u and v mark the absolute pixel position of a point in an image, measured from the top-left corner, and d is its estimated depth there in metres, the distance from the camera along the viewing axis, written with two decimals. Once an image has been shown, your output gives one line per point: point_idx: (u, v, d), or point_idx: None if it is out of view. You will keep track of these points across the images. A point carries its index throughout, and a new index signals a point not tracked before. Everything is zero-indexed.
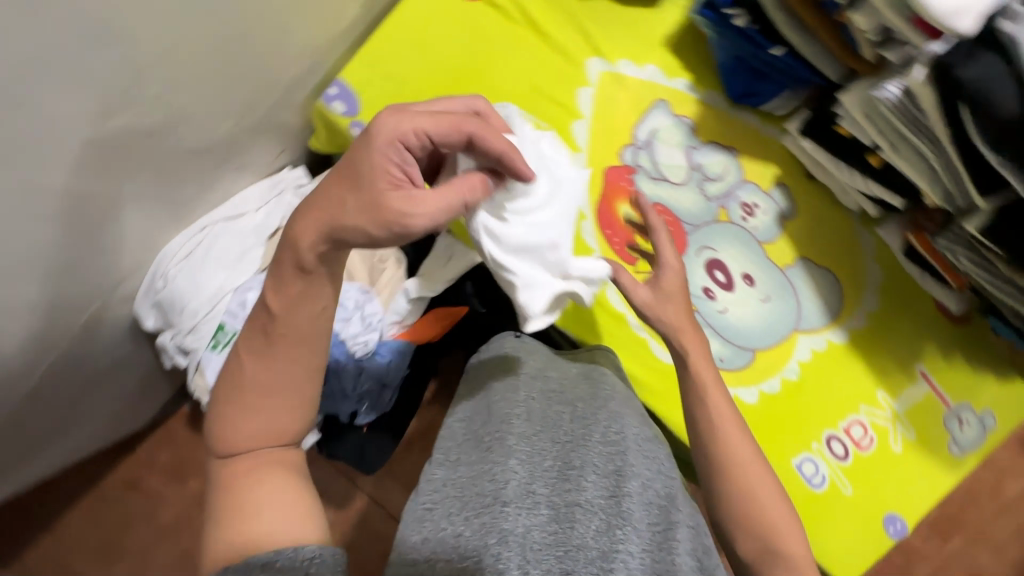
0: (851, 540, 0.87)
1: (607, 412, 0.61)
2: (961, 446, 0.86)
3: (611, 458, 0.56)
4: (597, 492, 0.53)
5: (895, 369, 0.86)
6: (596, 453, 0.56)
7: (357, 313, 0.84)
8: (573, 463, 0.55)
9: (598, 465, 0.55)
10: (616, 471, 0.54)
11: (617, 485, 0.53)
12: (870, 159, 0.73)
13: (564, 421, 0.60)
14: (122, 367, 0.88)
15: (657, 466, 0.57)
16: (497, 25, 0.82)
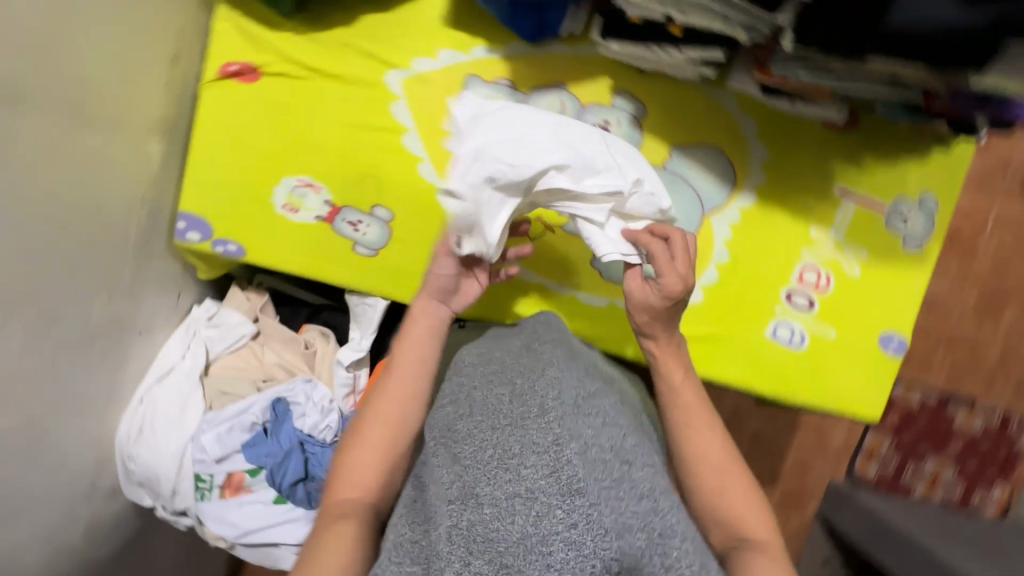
0: (857, 376, 0.86)
1: (545, 382, 0.59)
2: (916, 238, 0.84)
3: (551, 428, 0.53)
4: (540, 470, 0.51)
5: (815, 202, 0.84)
6: (536, 430, 0.54)
7: (310, 404, 0.88)
8: (512, 447, 0.54)
9: (541, 441, 0.53)
10: (558, 440, 0.52)
11: (558, 453, 0.51)
12: (672, 31, 0.72)
13: (504, 406, 0.60)
14: (153, 533, 0.97)
15: (604, 422, 0.56)
16: (288, 89, 0.81)
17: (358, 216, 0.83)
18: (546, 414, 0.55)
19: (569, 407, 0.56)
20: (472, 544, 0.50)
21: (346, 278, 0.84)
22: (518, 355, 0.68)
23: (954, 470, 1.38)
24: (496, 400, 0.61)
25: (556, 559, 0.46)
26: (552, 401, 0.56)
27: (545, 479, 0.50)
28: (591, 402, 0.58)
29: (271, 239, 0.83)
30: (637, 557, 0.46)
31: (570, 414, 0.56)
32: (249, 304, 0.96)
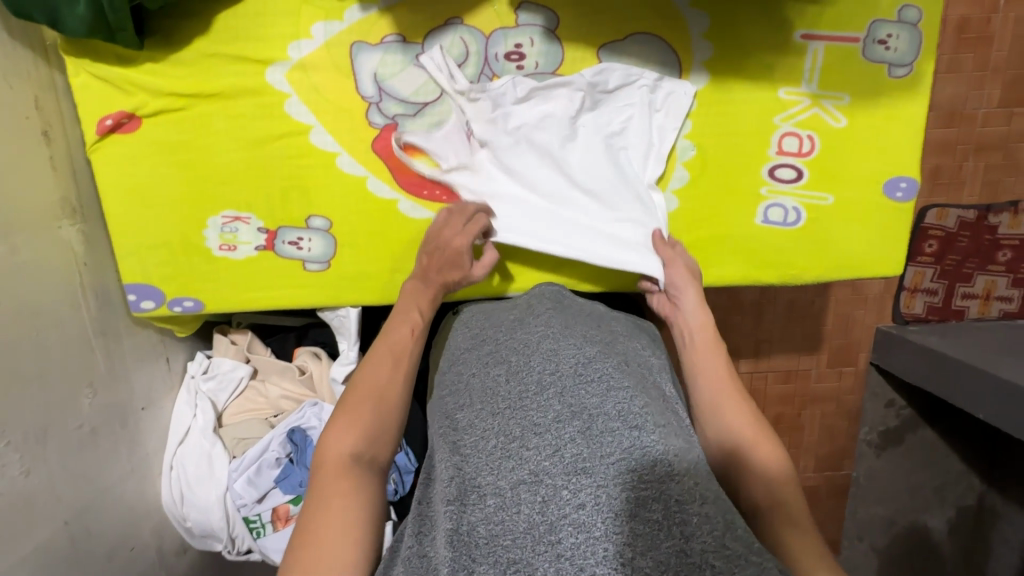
0: (868, 236, 0.78)
1: (540, 358, 0.60)
2: (904, 64, 0.72)
3: (551, 405, 0.54)
4: (542, 451, 0.50)
5: (778, 59, 0.72)
6: (541, 415, 0.54)
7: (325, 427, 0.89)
8: (514, 431, 0.54)
9: (541, 422, 0.53)
10: (558, 417, 0.53)
11: (559, 434, 0.51)
12: None
13: (502, 389, 0.59)
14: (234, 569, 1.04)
15: (606, 389, 0.54)
16: (175, 126, 0.74)
17: (296, 233, 0.78)
18: (543, 391, 0.56)
19: (565, 380, 0.56)
20: (473, 549, 0.47)
21: (309, 298, 0.81)
22: (511, 335, 0.66)
23: (1008, 281, 1.29)
24: (494, 384, 0.60)
25: (565, 544, 0.44)
26: (548, 377, 0.57)
27: (548, 460, 0.49)
28: (591, 371, 0.56)
29: (222, 283, 0.80)
30: (649, 531, 0.43)
31: (572, 390, 0.55)
32: (236, 346, 0.95)
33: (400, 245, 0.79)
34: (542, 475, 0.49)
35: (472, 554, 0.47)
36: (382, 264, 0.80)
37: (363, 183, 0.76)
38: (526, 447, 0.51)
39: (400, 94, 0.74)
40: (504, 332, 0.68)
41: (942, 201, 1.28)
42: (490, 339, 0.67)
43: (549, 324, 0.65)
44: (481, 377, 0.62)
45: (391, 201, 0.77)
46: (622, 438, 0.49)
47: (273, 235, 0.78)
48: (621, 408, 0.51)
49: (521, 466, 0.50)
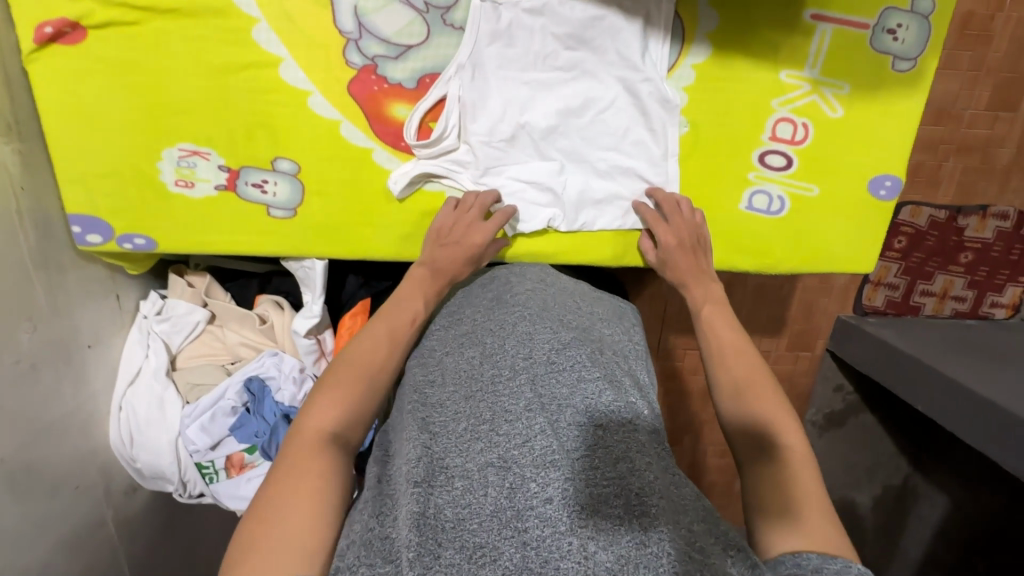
0: (848, 229, 0.78)
1: (514, 343, 0.59)
2: (907, 58, 0.70)
3: (523, 394, 0.53)
4: (512, 438, 0.50)
5: (783, 38, 0.69)
6: (512, 401, 0.53)
7: (284, 377, 0.86)
8: (484, 417, 0.53)
9: (512, 409, 0.52)
10: (529, 406, 0.52)
11: (530, 424, 0.51)
12: None
13: (476, 373, 0.58)
14: (185, 509, 1.03)
15: (576, 379, 0.54)
16: (127, 42, 0.66)
17: (259, 175, 0.73)
18: (515, 377, 0.55)
19: (538, 369, 0.56)
20: (439, 533, 0.45)
21: (272, 245, 0.76)
22: (487, 315, 0.65)
23: (964, 282, 1.35)
24: (468, 367, 0.59)
25: (532, 534, 0.44)
26: (521, 362, 0.57)
27: (518, 449, 0.49)
28: (563, 360, 0.56)
29: (178, 222, 0.74)
30: (611, 525, 0.44)
31: (543, 379, 0.55)
32: (193, 290, 0.90)
33: (373, 198, 0.75)
34: (511, 463, 0.48)
35: (438, 538, 0.45)
36: (350, 215, 0.75)
37: (336, 127, 0.71)
38: (496, 434, 0.51)
39: (381, 34, 0.68)
40: (481, 313, 0.65)
41: (917, 198, 1.30)
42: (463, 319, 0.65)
43: (525, 307, 0.64)
44: (454, 357, 0.61)
45: (366, 149, 0.72)
46: (589, 434, 0.50)
47: (234, 175, 0.73)
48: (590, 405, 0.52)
49: (490, 452, 0.50)
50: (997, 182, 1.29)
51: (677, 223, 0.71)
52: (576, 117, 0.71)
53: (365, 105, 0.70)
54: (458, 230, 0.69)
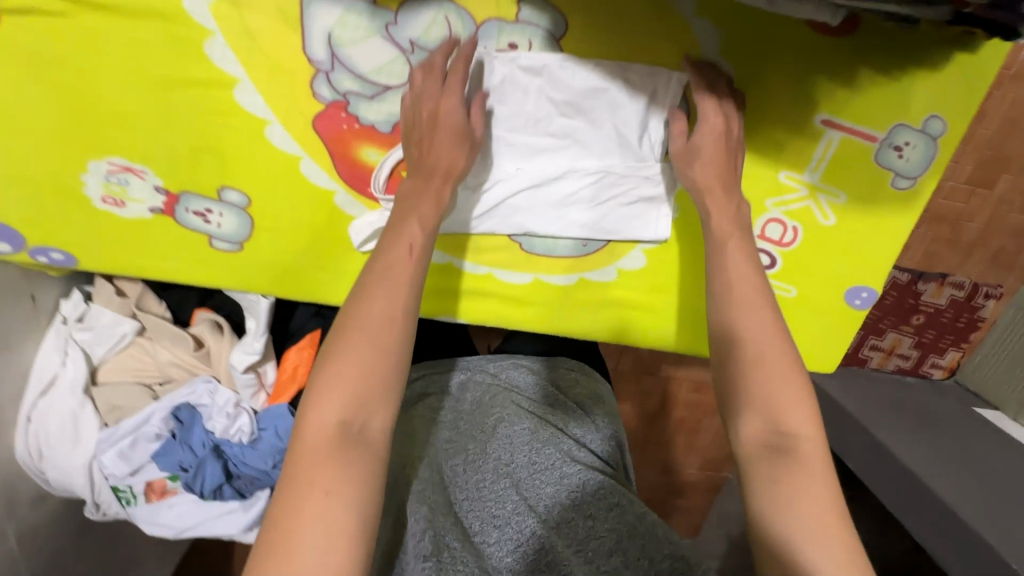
0: (817, 331, 0.77)
1: (499, 447, 0.60)
2: (908, 176, 0.67)
3: (510, 497, 0.55)
4: (504, 543, 0.51)
5: (788, 138, 0.65)
6: (501, 504, 0.54)
7: (216, 408, 0.80)
8: (472, 523, 0.54)
9: (500, 513, 0.54)
10: (516, 508, 0.54)
11: (521, 528, 0.52)
12: None
13: (460, 481, 0.58)
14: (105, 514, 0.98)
15: (559, 478, 0.57)
16: (44, 34, 0.56)
17: (203, 204, 0.65)
18: (499, 479, 0.57)
19: (522, 471, 0.58)
20: None
21: (212, 277, 0.69)
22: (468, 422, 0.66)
23: (912, 341, 1.37)
24: (451, 473, 0.59)
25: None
26: (503, 466, 0.58)
27: (511, 555, 0.50)
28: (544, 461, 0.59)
29: (104, 241, 0.66)
30: None
31: (527, 480, 0.57)
32: (122, 299, 0.82)
33: (331, 242, 0.68)
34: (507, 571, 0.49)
35: None
36: (304, 257, 0.68)
37: (296, 163, 0.64)
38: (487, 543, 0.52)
39: (357, 70, 0.59)
40: (465, 421, 0.66)
41: None
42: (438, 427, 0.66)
43: (504, 409, 0.66)
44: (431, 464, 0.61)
45: (327, 190, 0.65)
46: (579, 530, 0.52)
47: (174, 199, 0.64)
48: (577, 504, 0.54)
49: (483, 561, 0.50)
50: (960, 254, 1.27)
51: (713, 106, 0.59)
52: (562, 184, 0.66)
53: (329, 140, 0.63)
54: (426, 105, 0.57)
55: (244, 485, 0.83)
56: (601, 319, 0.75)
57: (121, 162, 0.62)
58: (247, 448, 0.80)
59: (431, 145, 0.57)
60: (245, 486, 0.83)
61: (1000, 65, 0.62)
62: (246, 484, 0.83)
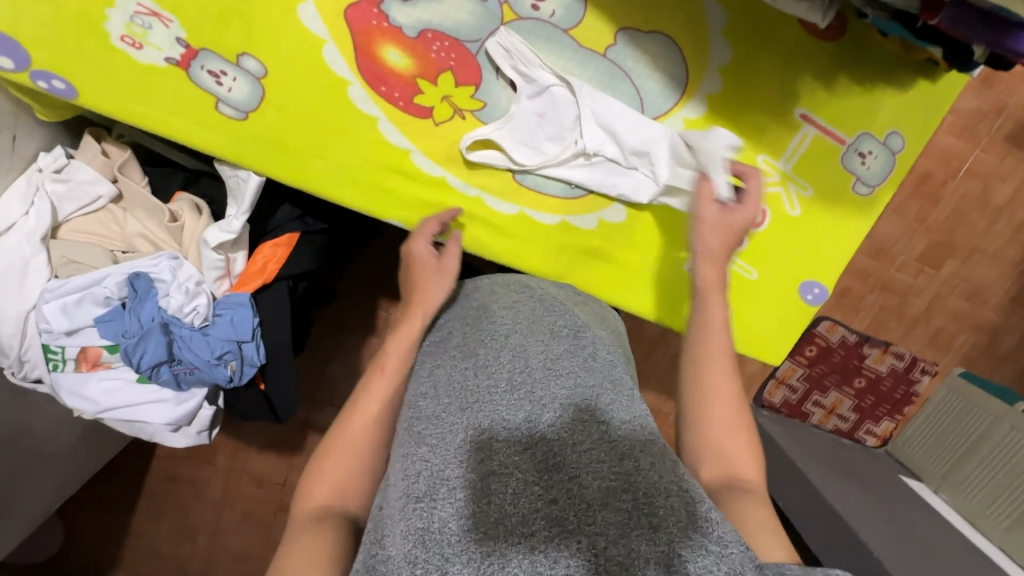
0: (771, 322, 0.81)
1: (508, 355, 0.56)
2: (869, 182, 0.75)
3: (521, 403, 0.50)
4: (512, 440, 0.47)
5: (769, 125, 0.72)
6: (508, 405, 0.50)
7: (173, 283, 0.77)
8: (479, 421, 0.49)
9: (509, 414, 0.49)
10: (528, 411, 0.49)
11: (531, 429, 0.48)
12: None
13: (470, 387, 0.54)
14: None
15: (573, 390, 0.52)
16: None
17: (219, 65, 0.67)
18: (511, 385, 0.53)
19: (533, 376, 0.53)
20: (443, 547, 0.40)
21: (208, 142, 0.69)
22: (477, 328, 0.62)
23: (850, 404, 1.49)
24: (461, 381, 0.55)
25: (539, 534, 0.40)
26: (517, 371, 0.54)
27: (519, 451, 0.46)
28: (560, 370, 0.54)
29: (109, 80, 0.66)
30: (619, 520, 0.40)
31: (538, 384, 0.52)
32: (106, 159, 0.80)
33: (333, 132, 0.70)
34: (513, 465, 0.45)
35: (444, 553, 0.40)
36: (304, 141, 0.70)
37: (320, 46, 0.67)
38: (496, 438, 0.47)
39: None
40: (472, 328, 0.63)
41: (835, 316, 1.46)
42: (454, 337, 0.63)
43: (516, 321, 0.62)
44: (445, 373, 0.58)
45: (343, 80, 0.68)
46: (592, 434, 0.47)
47: (191, 54, 0.66)
48: (589, 412, 0.49)
49: (488, 455, 0.46)
50: (905, 325, 1.47)
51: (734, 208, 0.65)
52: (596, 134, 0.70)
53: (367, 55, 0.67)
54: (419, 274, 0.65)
55: (182, 373, 0.80)
56: (575, 266, 0.78)
57: (149, 3, 0.64)
58: (197, 332, 0.79)
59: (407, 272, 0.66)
60: (184, 375, 0.80)
61: (953, 100, 0.72)
62: (185, 372, 0.80)
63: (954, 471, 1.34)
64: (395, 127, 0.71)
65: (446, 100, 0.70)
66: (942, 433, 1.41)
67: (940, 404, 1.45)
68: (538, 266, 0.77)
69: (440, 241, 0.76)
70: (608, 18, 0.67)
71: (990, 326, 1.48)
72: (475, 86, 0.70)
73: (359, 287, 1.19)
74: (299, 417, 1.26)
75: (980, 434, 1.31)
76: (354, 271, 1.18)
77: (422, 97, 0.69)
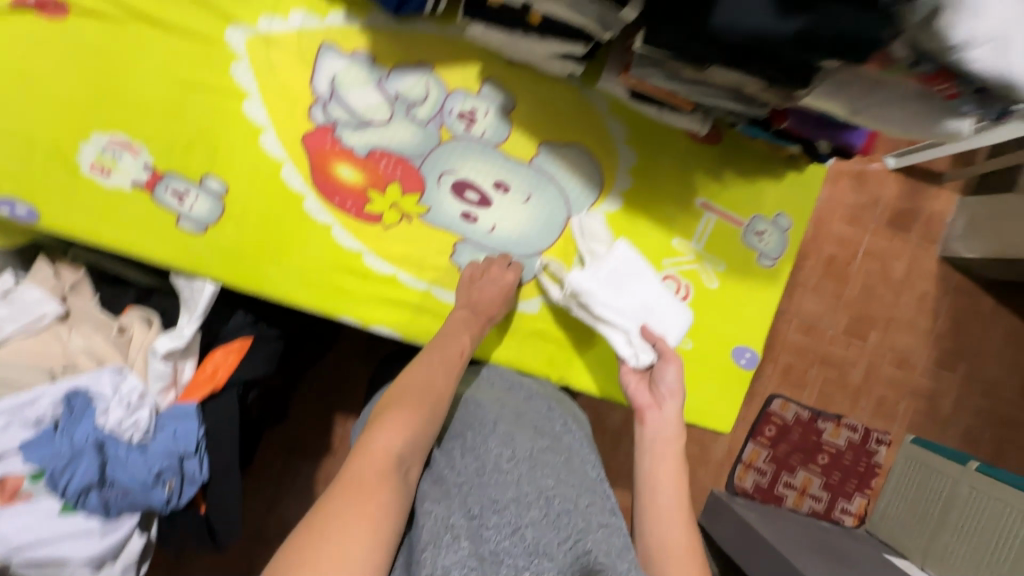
0: (714, 391, 0.86)
1: (497, 440, 0.55)
2: (769, 255, 0.86)
3: (508, 484, 0.50)
4: (501, 528, 0.46)
5: (676, 214, 0.84)
6: (497, 487, 0.50)
7: (115, 397, 0.75)
8: (468, 503, 0.49)
9: (498, 497, 0.49)
10: (515, 496, 0.49)
11: (519, 515, 0.47)
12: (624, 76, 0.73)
13: (455, 466, 0.54)
14: None
15: (558, 478, 0.52)
16: (101, 29, 0.72)
17: (183, 185, 0.73)
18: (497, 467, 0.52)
19: (518, 459, 0.53)
20: None
21: (166, 255, 0.73)
22: (459, 411, 0.62)
23: (820, 482, 1.51)
24: (446, 459, 0.55)
25: None
26: (501, 453, 0.54)
27: (508, 540, 0.46)
28: (543, 457, 0.55)
29: (72, 203, 0.71)
30: None
31: (525, 468, 0.52)
32: (58, 280, 0.82)
33: (286, 238, 0.76)
34: (502, 557, 0.45)
35: None
36: (261, 248, 0.75)
37: (279, 167, 0.75)
38: (485, 522, 0.47)
39: (348, 104, 0.76)
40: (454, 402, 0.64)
41: (786, 394, 1.53)
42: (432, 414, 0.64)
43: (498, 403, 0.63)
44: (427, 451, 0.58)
45: (299, 194, 0.76)
46: (575, 530, 0.47)
47: (157, 178, 0.73)
48: (572, 503, 0.50)
49: (479, 542, 0.46)
50: (849, 397, 1.55)
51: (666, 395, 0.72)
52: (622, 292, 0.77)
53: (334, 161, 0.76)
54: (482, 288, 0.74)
55: (111, 500, 0.74)
56: (525, 350, 0.82)
57: (121, 137, 0.72)
58: (134, 450, 0.75)
59: (481, 293, 0.74)
60: (114, 500, 0.74)
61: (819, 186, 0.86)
62: (116, 499, 0.74)
63: (933, 544, 1.33)
64: (348, 233, 0.77)
65: (394, 206, 0.79)
66: (911, 504, 1.42)
67: (901, 473, 1.49)
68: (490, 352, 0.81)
69: (393, 336, 0.79)
70: (530, 135, 0.80)
71: (924, 391, 1.57)
72: (420, 193, 0.79)
73: (314, 402, 1.17)
74: (244, 554, 1.14)
75: (946, 499, 1.33)
76: (309, 385, 1.16)
77: (372, 205, 0.77)
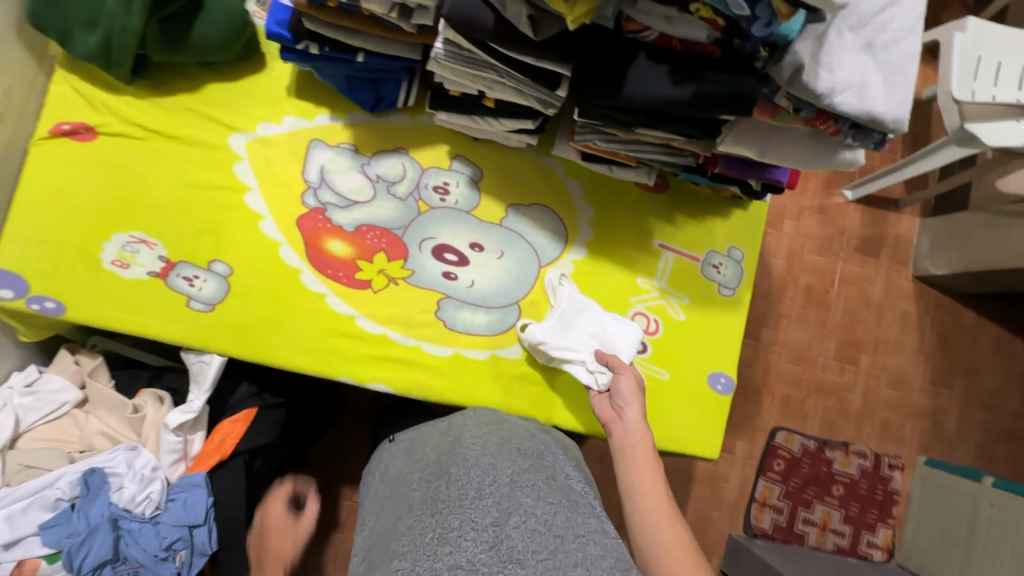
0: (696, 417, 0.90)
1: (479, 469, 0.60)
2: (728, 285, 0.94)
3: (489, 506, 0.55)
4: (479, 543, 0.52)
5: (636, 255, 0.93)
6: (478, 509, 0.55)
7: (129, 473, 0.80)
8: (452, 526, 0.54)
9: (478, 518, 0.54)
10: (494, 516, 0.54)
11: (496, 531, 0.52)
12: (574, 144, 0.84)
13: (443, 494, 0.59)
14: None
15: (537, 497, 0.56)
16: (123, 148, 0.84)
17: (193, 271, 0.82)
18: (481, 491, 0.57)
19: (500, 482, 0.58)
20: None
21: (177, 334, 0.80)
22: (452, 448, 0.67)
23: (840, 515, 1.48)
24: (437, 489, 0.61)
25: None
26: (486, 479, 0.59)
27: (485, 552, 0.51)
28: (526, 479, 0.59)
29: (94, 296, 0.79)
30: None
31: (506, 490, 0.57)
32: (77, 367, 0.89)
33: (285, 309, 0.84)
34: (478, 566, 0.50)
35: None
36: (263, 320, 0.83)
37: (277, 247, 0.85)
38: (464, 538, 0.52)
39: (336, 188, 0.87)
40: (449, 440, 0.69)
41: (790, 426, 1.52)
42: (430, 451, 0.70)
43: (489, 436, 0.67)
44: (423, 486, 0.63)
45: (296, 269, 0.85)
46: (549, 540, 0.51)
47: (170, 267, 0.82)
48: (548, 518, 0.54)
49: (459, 556, 0.51)
50: (853, 423, 1.54)
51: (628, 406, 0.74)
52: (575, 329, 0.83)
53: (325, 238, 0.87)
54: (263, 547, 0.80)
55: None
56: (512, 394, 0.87)
57: (137, 235, 0.82)
58: (147, 523, 0.78)
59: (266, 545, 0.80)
60: None
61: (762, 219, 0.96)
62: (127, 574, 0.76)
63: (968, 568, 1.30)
64: (341, 299, 0.85)
65: (381, 272, 0.87)
66: (939, 529, 1.40)
67: (923, 499, 1.48)
68: (480, 398, 0.86)
69: (388, 391, 0.85)
70: (498, 200, 0.91)
71: (927, 410, 1.57)
72: (404, 258, 0.88)
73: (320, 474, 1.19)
74: None
75: (972, 520, 1.33)
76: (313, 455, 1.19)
77: (362, 273, 0.86)
